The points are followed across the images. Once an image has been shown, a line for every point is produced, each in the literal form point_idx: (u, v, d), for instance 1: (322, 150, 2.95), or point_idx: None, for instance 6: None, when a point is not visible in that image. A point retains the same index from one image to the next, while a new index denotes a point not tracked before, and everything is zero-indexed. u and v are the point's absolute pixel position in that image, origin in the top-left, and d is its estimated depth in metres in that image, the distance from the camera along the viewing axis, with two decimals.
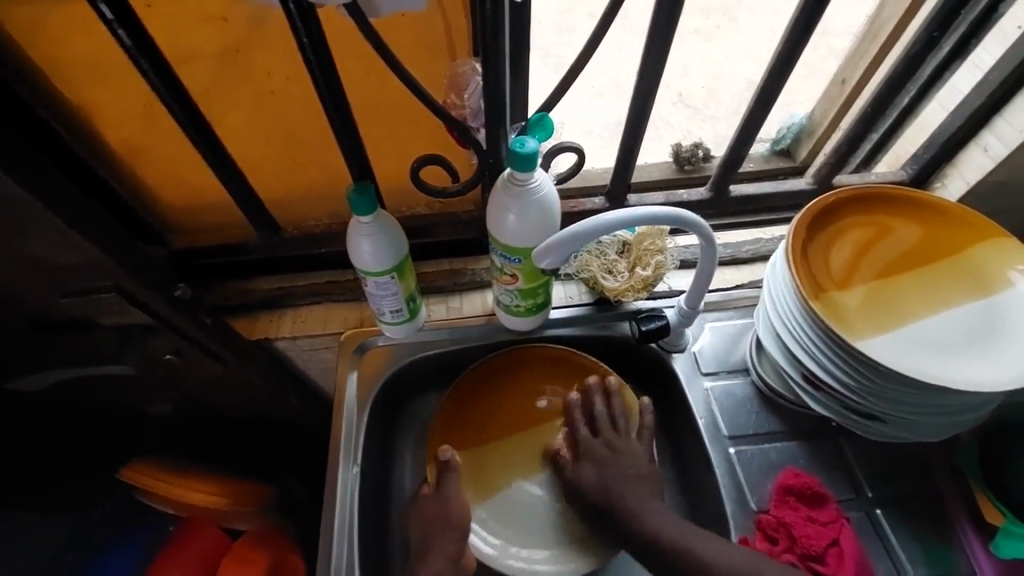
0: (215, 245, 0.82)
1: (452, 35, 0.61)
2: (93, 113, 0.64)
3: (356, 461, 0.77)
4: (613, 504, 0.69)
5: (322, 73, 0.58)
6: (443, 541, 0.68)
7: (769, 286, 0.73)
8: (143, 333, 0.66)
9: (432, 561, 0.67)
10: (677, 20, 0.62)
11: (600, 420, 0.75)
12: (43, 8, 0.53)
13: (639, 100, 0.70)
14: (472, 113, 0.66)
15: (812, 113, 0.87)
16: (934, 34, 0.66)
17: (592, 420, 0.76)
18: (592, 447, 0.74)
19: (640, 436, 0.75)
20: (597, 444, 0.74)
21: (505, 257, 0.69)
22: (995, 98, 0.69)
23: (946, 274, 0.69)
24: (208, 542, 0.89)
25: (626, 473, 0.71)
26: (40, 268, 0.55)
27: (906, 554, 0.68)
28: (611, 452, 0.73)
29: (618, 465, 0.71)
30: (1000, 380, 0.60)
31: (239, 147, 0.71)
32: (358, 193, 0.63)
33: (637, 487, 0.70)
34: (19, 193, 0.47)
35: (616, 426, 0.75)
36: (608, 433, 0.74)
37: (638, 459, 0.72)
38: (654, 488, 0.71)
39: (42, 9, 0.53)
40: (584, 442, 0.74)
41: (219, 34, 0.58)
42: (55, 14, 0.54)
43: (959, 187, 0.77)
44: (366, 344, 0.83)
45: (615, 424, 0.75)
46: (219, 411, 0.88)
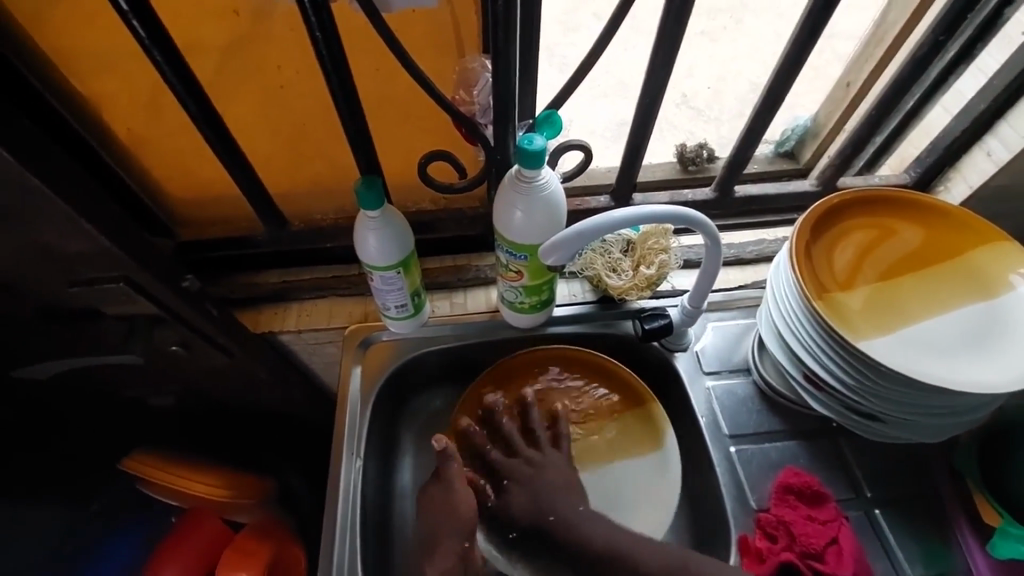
0: (221, 238, 0.82)
1: (461, 32, 0.62)
2: (105, 104, 0.64)
3: (359, 454, 0.77)
4: (547, 523, 0.67)
5: (334, 67, 0.58)
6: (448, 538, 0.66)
7: (772, 286, 0.73)
8: (150, 324, 0.66)
9: (441, 558, 0.65)
10: (685, 20, 0.62)
11: (517, 437, 0.74)
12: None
13: (646, 99, 0.71)
14: (481, 110, 0.67)
15: (817, 115, 0.88)
16: (940, 38, 0.66)
17: (505, 440, 0.74)
18: (517, 466, 0.71)
19: (554, 448, 0.74)
20: (518, 464, 0.71)
21: (511, 254, 0.69)
22: (998, 102, 0.70)
23: (949, 277, 0.69)
24: (211, 534, 0.88)
25: (552, 485, 0.70)
26: (50, 256, 0.55)
27: (904, 554, 0.68)
28: (531, 468, 0.71)
29: (535, 483, 0.70)
30: (1001, 381, 0.61)
31: (248, 140, 0.71)
32: (366, 187, 0.63)
33: (566, 496, 0.69)
34: (32, 180, 0.48)
35: (534, 440, 0.74)
36: (526, 451, 0.73)
37: (560, 470, 0.71)
38: (583, 495, 0.71)
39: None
40: (501, 465, 0.72)
41: (227, 25, 0.58)
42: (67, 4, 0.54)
43: (962, 191, 0.77)
44: (370, 338, 0.84)
45: (531, 439, 0.74)
46: (222, 404, 0.88)
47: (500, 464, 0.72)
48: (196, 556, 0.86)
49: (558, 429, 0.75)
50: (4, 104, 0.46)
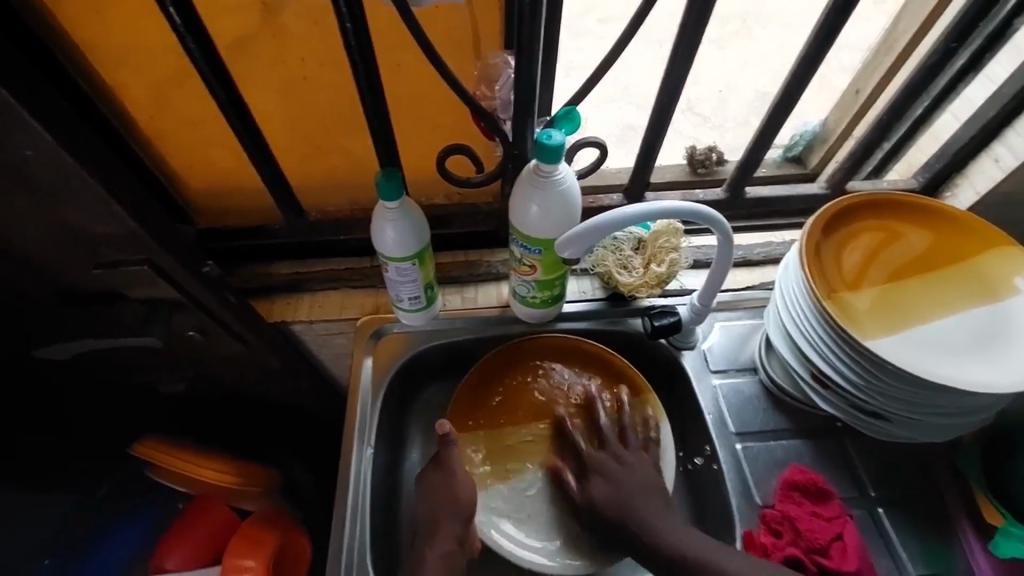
0: (239, 228, 0.84)
1: (482, 28, 0.63)
2: (132, 91, 0.65)
3: (369, 442, 0.78)
4: (627, 518, 0.66)
5: (361, 59, 0.60)
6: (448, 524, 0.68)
7: (781, 286, 0.75)
8: (171, 309, 0.67)
9: (440, 541, 0.67)
10: (704, 22, 0.63)
11: (605, 430, 0.73)
12: None
13: (663, 99, 0.72)
14: (502, 105, 0.68)
15: (825, 121, 0.89)
16: (951, 45, 0.68)
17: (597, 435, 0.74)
18: (593, 458, 0.71)
19: (644, 451, 0.73)
20: (604, 457, 0.71)
21: (525, 247, 0.70)
22: (1007, 110, 0.71)
23: (956, 280, 0.70)
24: (213, 523, 0.87)
25: (638, 484, 0.68)
26: (78, 237, 0.56)
27: (906, 551, 0.69)
28: (623, 464, 0.70)
29: (628, 481, 0.68)
30: (1006, 382, 0.62)
31: (270, 130, 0.73)
32: (386, 178, 0.65)
33: (654, 499, 0.67)
34: (67, 160, 0.49)
35: (624, 441, 0.73)
36: (615, 446, 0.72)
37: (648, 471, 0.70)
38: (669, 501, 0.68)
39: None
40: (591, 457, 0.72)
41: (259, 16, 0.59)
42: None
43: (969, 197, 0.79)
44: (383, 329, 0.85)
45: (622, 437, 0.73)
46: (234, 392, 0.89)
47: (585, 455, 0.72)
48: (200, 546, 0.86)
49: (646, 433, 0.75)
50: (44, 85, 0.47)
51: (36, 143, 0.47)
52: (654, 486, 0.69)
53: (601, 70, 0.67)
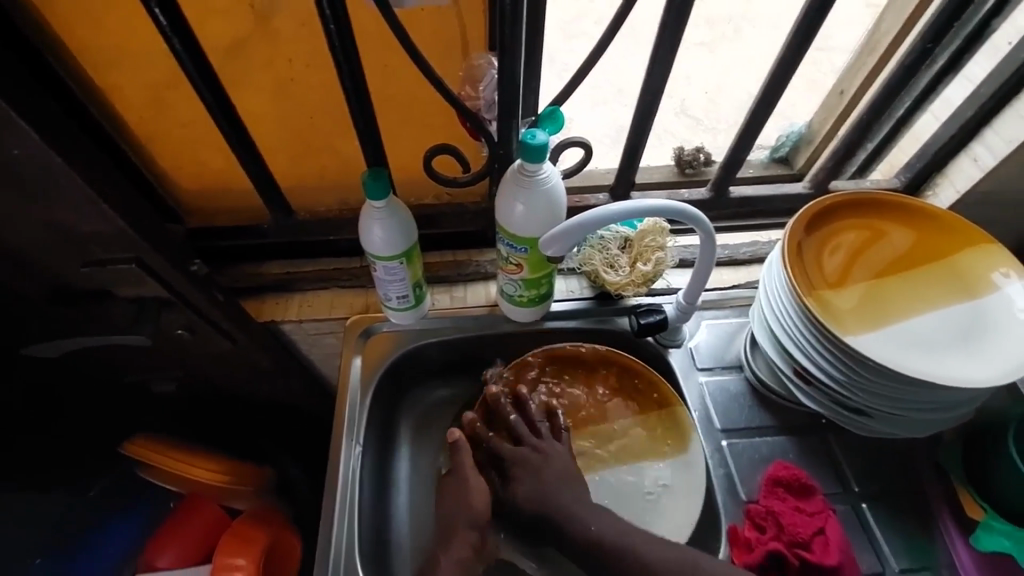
0: (229, 228, 0.84)
1: (468, 30, 0.64)
2: (122, 93, 0.66)
3: (358, 440, 0.79)
4: (549, 511, 0.67)
5: (346, 60, 0.61)
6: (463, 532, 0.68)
7: (765, 285, 0.75)
8: (159, 308, 0.68)
9: (457, 547, 0.67)
10: (685, 22, 0.64)
11: (518, 428, 0.73)
12: None
13: (647, 99, 0.73)
14: (486, 105, 0.69)
15: (810, 123, 0.90)
16: (928, 45, 0.69)
17: (511, 431, 0.74)
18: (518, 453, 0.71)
19: (557, 440, 0.73)
20: (523, 451, 0.71)
21: (511, 246, 0.71)
22: (984, 110, 0.73)
23: (936, 278, 0.71)
24: (207, 520, 0.89)
25: (558, 474, 0.69)
26: (65, 235, 0.57)
27: (889, 545, 0.70)
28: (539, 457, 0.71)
29: (544, 475, 0.69)
30: (984, 377, 0.63)
31: (258, 130, 0.73)
32: (372, 178, 0.66)
33: (571, 487, 0.69)
34: (55, 159, 0.50)
35: (536, 431, 0.74)
36: (530, 439, 0.72)
37: (566, 461, 0.71)
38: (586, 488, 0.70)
39: None
40: (507, 453, 0.72)
41: (247, 18, 0.60)
42: None
43: (950, 195, 0.80)
44: (372, 329, 0.85)
45: (536, 429, 0.74)
46: (225, 392, 0.89)
47: (505, 452, 0.72)
48: (195, 541, 0.88)
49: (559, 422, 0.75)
50: (31, 84, 0.48)
51: (23, 141, 0.48)
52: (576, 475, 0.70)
53: (584, 70, 0.68)
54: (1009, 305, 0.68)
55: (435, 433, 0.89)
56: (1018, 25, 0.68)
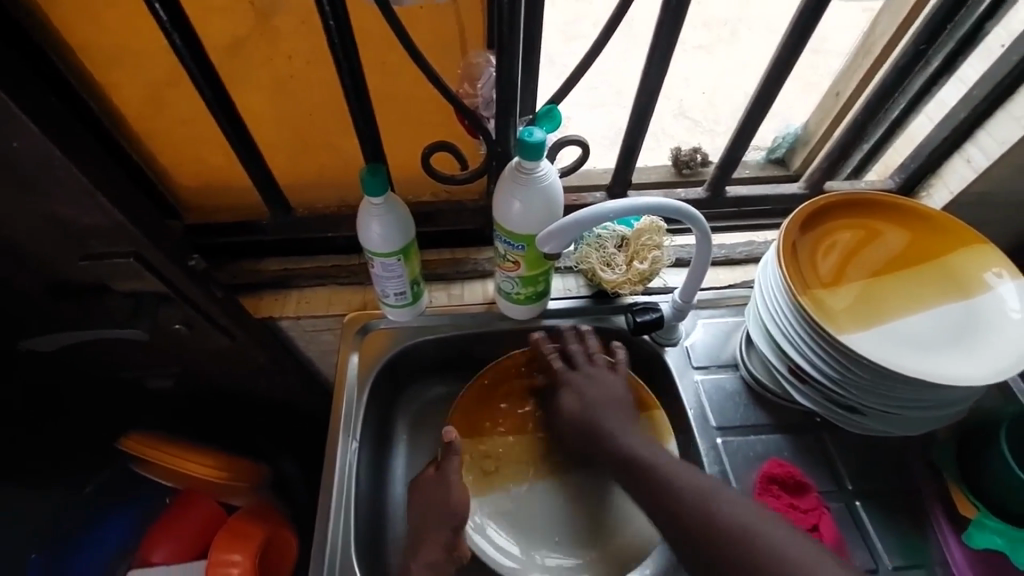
0: (227, 224, 0.84)
1: (466, 28, 0.64)
2: (122, 89, 0.66)
3: (354, 436, 0.79)
4: (592, 428, 0.73)
5: (346, 58, 0.61)
6: (436, 531, 0.69)
7: (760, 284, 0.76)
8: (157, 303, 0.68)
9: (429, 550, 0.68)
10: (681, 22, 0.65)
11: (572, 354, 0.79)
12: None
13: (643, 98, 0.73)
14: (484, 103, 0.70)
15: (807, 124, 0.91)
16: (921, 47, 0.70)
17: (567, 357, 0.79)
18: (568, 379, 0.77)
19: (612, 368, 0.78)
20: (574, 375, 0.77)
21: (508, 244, 0.72)
22: (977, 112, 0.73)
23: (930, 277, 0.72)
24: (204, 514, 0.90)
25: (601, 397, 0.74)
26: (64, 229, 0.57)
27: (882, 543, 0.70)
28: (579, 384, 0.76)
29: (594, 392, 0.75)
30: (978, 375, 0.63)
31: (257, 126, 0.73)
32: (370, 174, 0.66)
33: (616, 411, 0.73)
34: (54, 152, 0.50)
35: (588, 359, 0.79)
36: (584, 364, 0.78)
37: (614, 386, 0.75)
38: (632, 413, 0.74)
39: None
40: (560, 375, 0.78)
41: (246, 15, 0.61)
42: None
43: (944, 196, 0.80)
44: (369, 326, 0.86)
45: (591, 355, 0.79)
46: (222, 390, 0.89)
47: (557, 372, 0.78)
48: (192, 536, 0.88)
49: (618, 352, 0.80)
50: (31, 78, 0.48)
51: (23, 134, 0.48)
52: (622, 403, 0.74)
53: (581, 69, 0.68)
54: (1001, 306, 0.68)
55: (432, 430, 0.89)
56: (1010, 28, 0.69)
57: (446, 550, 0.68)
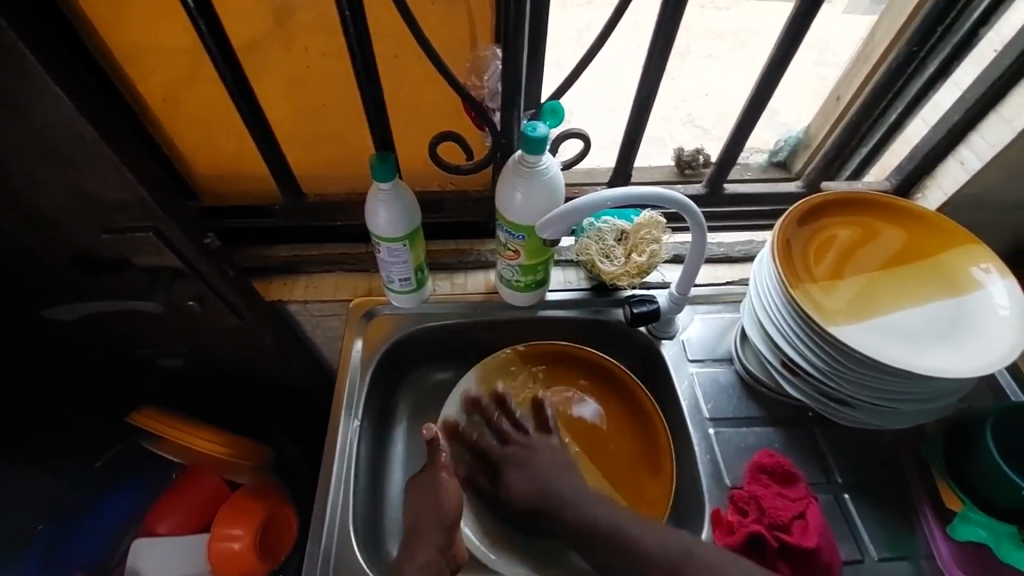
0: (240, 208, 0.88)
1: (476, 23, 0.67)
2: (150, 79, 0.70)
3: (356, 415, 0.81)
4: (546, 501, 0.70)
5: (358, 43, 0.64)
6: (430, 532, 0.67)
7: (754, 280, 0.78)
8: (173, 278, 0.72)
9: (421, 552, 0.66)
10: (677, 25, 0.68)
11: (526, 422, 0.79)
12: None
13: (643, 94, 0.76)
14: (490, 94, 0.73)
15: (807, 128, 0.93)
16: (912, 49, 0.72)
17: (502, 433, 0.78)
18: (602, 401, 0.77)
19: (548, 434, 0.78)
20: (512, 449, 0.75)
21: (510, 233, 0.74)
22: (970, 115, 0.75)
23: (923, 276, 0.74)
24: (205, 492, 0.92)
25: (548, 465, 0.73)
26: (89, 203, 0.61)
27: (869, 536, 0.72)
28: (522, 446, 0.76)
29: (540, 466, 0.73)
30: (963, 368, 0.65)
31: (276, 114, 0.76)
32: (380, 161, 0.69)
33: (562, 475, 0.72)
34: (87, 129, 0.53)
35: (525, 430, 0.78)
36: (517, 437, 0.77)
37: (555, 452, 0.75)
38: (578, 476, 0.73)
39: None
40: (500, 453, 0.75)
41: (271, 9, 0.64)
42: None
43: (937, 198, 0.82)
44: (373, 311, 0.88)
45: (523, 428, 0.78)
46: (229, 370, 0.92)
47: (495, 452, 0.76)
48: (192, 508, 0.91)
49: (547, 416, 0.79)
50: (68, 57, 0.52)
51: (59, 109, 0.51)
52: (565, 465, 0.73)
53: (583, 65, 0.71)
54: (990, 302, 0.70)
55: (431, 415, 0.91)
56: (1002, 34, 0.71)
57: (441, 551, 0.67)
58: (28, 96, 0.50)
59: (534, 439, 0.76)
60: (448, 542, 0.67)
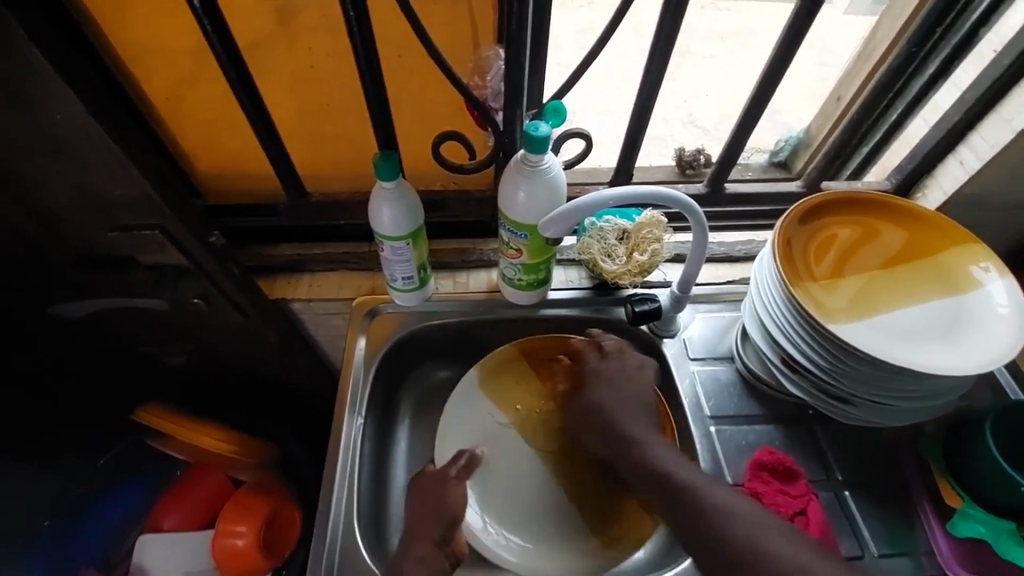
0: (244, 207, 0.88)
1: (480, 24, 0.68)
2: (156, 79, 0.70)
3: (360, 412, 0.81)
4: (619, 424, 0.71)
5: (363, 44, 0.65)
6: (429, 526, 0.68)
7: (755, 279, 0.78)
8: (178, 275, 0.72)
9: (419, 545, 0.66)
10: (679, 25, 0.69)
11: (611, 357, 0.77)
12: None
13: (644, 94, 0.77)
14: (493, 94, 0.73)
15: (808, 128, 0.93)
16: (912, 49, 0.73)
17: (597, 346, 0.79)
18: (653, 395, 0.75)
19: (641, 366, 0.77)
20: (605, 366, 0.77)
21: (512, 232, 0.75)
22: (969, 114, 0.76)
23: (924, 275, 0.74)
24: (211, 488, 0.94)
25: (630, 399, 0.74)
26: (95, 201, 0.61)
27: (870, 533, 0.72)
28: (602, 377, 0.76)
29: (632, 396, 0.74)
30: (963, 366, 0.65)
31: (281, 114, 0.77)
32: (383, 160, 0.69)
33: (635, 412, 0.73)
34: (96, 127, 0.54)
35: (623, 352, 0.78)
36: (618, 358, 0.77)
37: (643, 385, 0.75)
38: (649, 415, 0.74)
39: None
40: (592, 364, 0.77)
41: (276, 10, 0.65)
42: None
43: (937, 197, 0.83)
44: (377, 309, 0.88)
45: (620, 352, 0.78)
46: (232, 368, 0.93)
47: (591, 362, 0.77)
48: (198, 505, 0.93)
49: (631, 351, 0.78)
50: (77, 56, 0.53)
51: (68, 108, 0.52)
52: (646, 401, 0.74)
53: (584, 66, 0.71)
54: (989, 301, 0.70)
55: (433, 413, 0.92)
56: (1002, 34, 0.71)
57: (439, 546, 0.66)
58: (38, 95, 0.51)
59: (618, 370, 0.76)
60: (446, 539, 0.67)
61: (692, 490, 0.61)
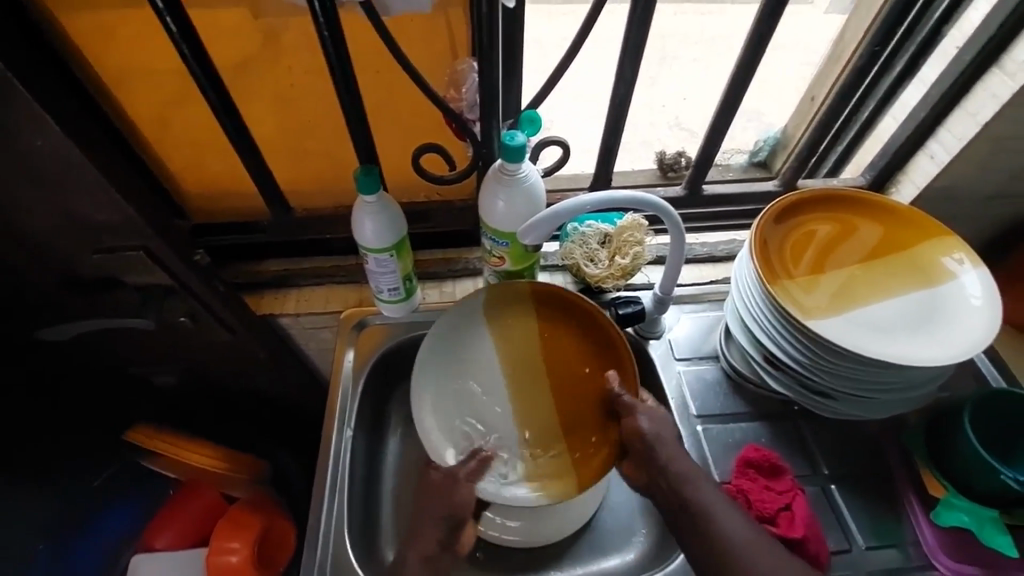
0: (230, 224, 0.89)
1: (454, 39, 0.70)
2: (135, 102, 0.72)
3: (349, 425, 0.82)
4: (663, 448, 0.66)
5: (338, 62, 0.66)
6: (429, 528, 0.67)
7: (735, 280, 0.79)
8: (164, 294, 0.73)
9: (421, 544, 0.67)
10: (646, 33, 0.70)
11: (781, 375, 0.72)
12: (86, 7, 0.61)
13: (617, 100, 0.78)
14: (469, 106, 0.74)
15: (785, 128, 0.95)
16: (875, 49, 0.75)
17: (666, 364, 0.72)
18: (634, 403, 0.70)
19: None
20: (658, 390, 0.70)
21: (494, 240, 0.76)
22: (935, 110, 0.78)
23: (900, 268, 0.75)
24: (206, 503, 0.94)
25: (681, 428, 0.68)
26: (77, 224, 0.62)
27: (857, 526, 0.73)
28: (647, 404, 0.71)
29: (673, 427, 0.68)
30: (938, 356, 0.66)
31: (261, 132, 0.78)
32: (364, 173, 0.70)
33: None
34: (75, 153, 0.55)
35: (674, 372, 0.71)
36: None
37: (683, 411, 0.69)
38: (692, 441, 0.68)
39: (85, 7, 0.61)
40: None
41: (251, 31, 0.66)
42: (94, 14, 0.62)
43: (910, 191, 0.84)
44: (364, 321, 0.89)
45: None
46: (222, 385, 0.93)
47: None
48: (192, 522, 0.93)
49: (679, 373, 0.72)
50: (55, 84, 0.54)
51: (47, 135, 0.53)
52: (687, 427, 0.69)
53: (557, 75, 0.73)
54: (963, 292, 0.72)
55: None
56: (963, 31, 0.72)
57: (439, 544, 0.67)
58: (16, 124, 0.52)
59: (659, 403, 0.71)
60: (448, 537, 0.68)
61: (713, 518, 0.59)
